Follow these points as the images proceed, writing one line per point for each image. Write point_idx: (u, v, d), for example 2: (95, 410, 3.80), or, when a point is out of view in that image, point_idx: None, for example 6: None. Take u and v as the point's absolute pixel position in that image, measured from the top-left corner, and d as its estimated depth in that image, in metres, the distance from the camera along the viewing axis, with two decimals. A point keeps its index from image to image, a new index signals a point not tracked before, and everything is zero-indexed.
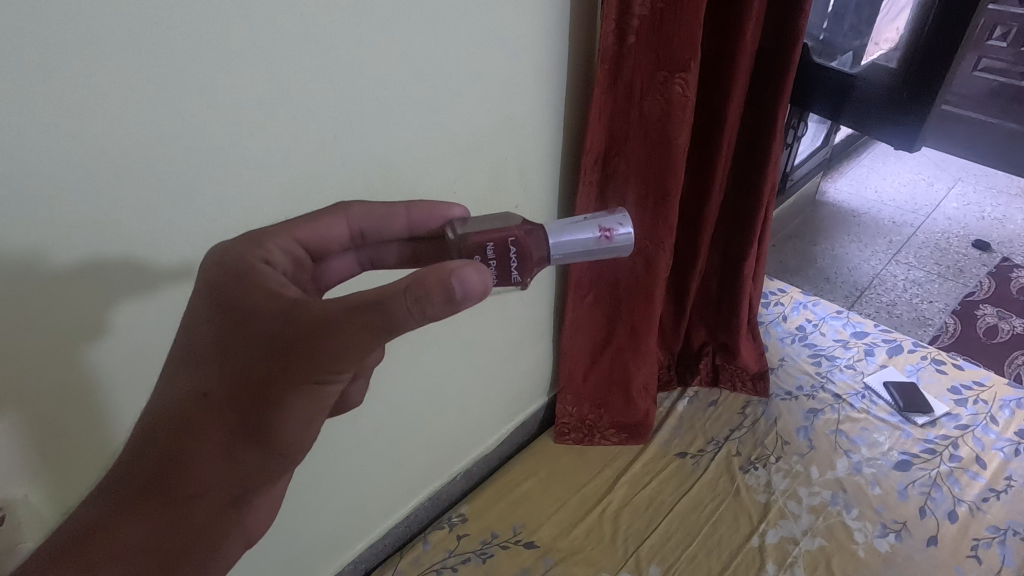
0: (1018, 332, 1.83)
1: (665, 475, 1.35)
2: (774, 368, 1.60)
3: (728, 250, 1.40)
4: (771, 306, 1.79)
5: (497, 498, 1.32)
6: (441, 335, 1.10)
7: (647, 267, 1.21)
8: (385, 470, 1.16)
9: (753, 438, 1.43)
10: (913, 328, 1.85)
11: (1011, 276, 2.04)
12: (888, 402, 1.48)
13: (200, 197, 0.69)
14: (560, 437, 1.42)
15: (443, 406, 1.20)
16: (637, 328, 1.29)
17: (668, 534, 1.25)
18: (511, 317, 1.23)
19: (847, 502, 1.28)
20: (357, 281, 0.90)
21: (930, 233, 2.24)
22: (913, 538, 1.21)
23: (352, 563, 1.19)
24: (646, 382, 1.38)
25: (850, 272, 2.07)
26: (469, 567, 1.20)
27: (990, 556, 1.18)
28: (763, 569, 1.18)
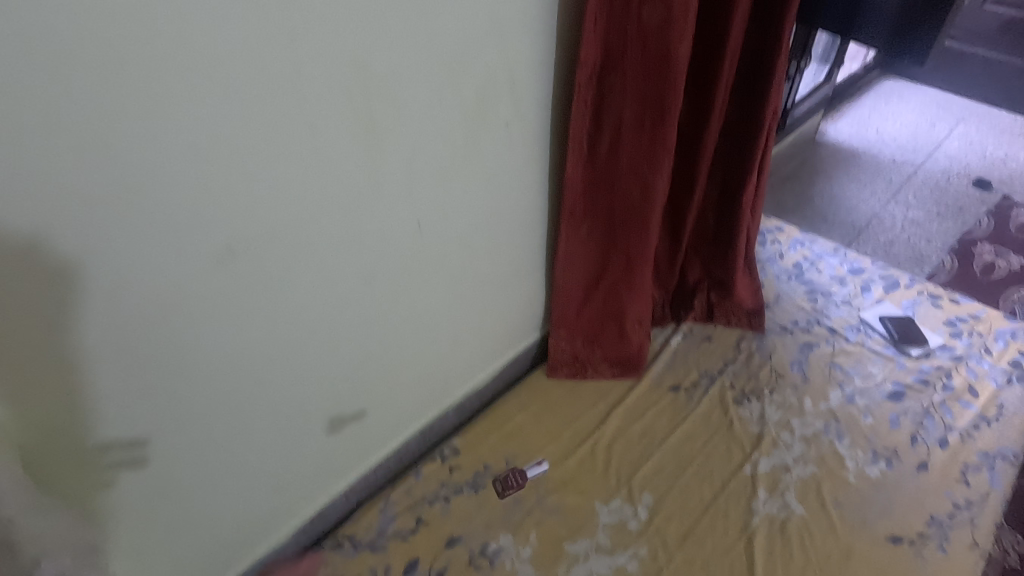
0: (1015, 269, 1.82)
1: (659, 408, 1.35)
2: (770, 305, 1.58)
3: (727, 180, 1.35)
4: (768, 244, 1.76)
5: (490, 431, 1.30)
6: (433, 262, 1.05)
7: (643, 193, 1.17)
8: (377, 403, 1.13)
9: (747, 372, 1.42)
10: (910, 266, 1.83)
11: (1010, 215, 2.02)
12: (883, 336, 1.48)
13: (158, 91, 0.63)
14: (553, 373, 1.40)
15: (435, 339, 1.16)
16: (632, 259, 1.26)
17: (661, 463, 1.24)
18: (504, 246, 1.18)
19: (839, 432, 1.28)
20: (340, 197, 0.85)
21: (930, 173, 2.20)
22: (904, 465, 1.22)
23: (344, 495, 1.18)
24: (641, 316, 1.36)
25: (848, 211, 2.03)
26: (462, 497, 1.19)
27: (978, 480, 1.19)
28: (754, 495, 1.19)
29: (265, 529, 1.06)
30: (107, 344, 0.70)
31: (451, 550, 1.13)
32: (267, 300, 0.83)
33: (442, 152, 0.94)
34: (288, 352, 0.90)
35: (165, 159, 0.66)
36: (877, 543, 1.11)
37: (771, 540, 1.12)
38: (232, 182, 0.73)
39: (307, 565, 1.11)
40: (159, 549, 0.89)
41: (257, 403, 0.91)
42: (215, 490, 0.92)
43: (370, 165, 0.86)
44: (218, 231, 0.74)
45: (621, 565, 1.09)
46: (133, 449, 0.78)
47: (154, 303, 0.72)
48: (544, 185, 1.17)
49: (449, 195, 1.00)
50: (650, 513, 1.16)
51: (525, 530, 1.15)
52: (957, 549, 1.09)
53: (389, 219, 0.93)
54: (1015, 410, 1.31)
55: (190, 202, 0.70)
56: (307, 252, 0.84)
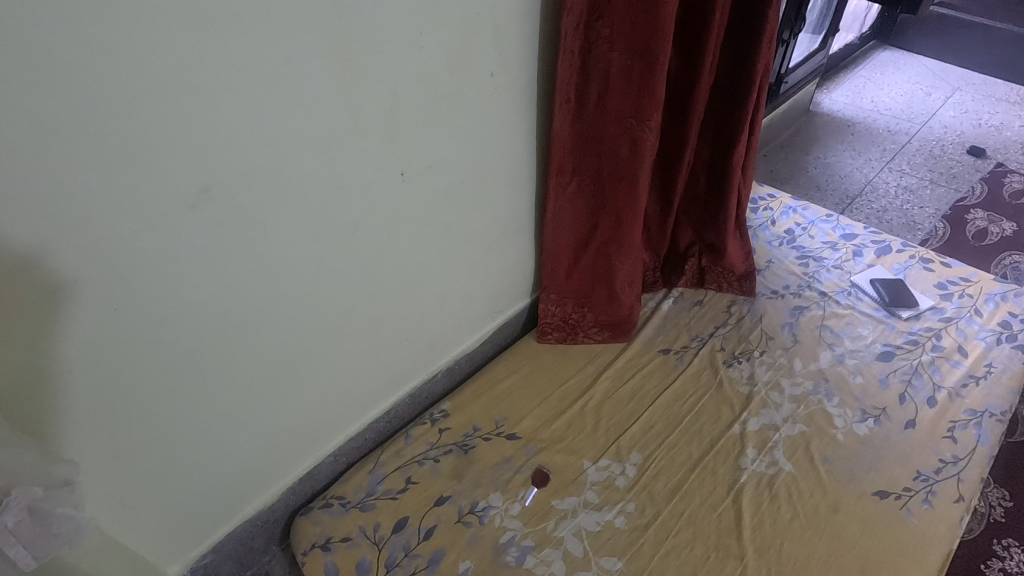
0: (1007, 234, 1.81)
1: (649, 370, 1.34)
2: (761, 270, 1.57)
3: (718, 140, 1.34)
4: (760, 211, 1.76)
5: (480, 393, 1.30)
6: (418, 216, 1.04)
7: (632, 149, 1.15)
8: (364, 362, 1.12)
9: (737, 335, 1.42)
10: (903, 232, 1.82)
11: (1004, 182, 2.02)
12: (873, 298, 1.48)
13: (126, 20, 0.60)
14: (543, 337, 1.39)
15: (422, 297, 1.15)
16: (622, 219, 1.25)
17: (650, 423, 1.24)
18: (491, 203, 1.17)
19: (828, 391, 1.29)
20: (321, 143, 0.83)
21: (924, 142, 2.20)
22: (891, 422, 1.22)
23: (332, 456, 1.17)
24: (631, 278, 1.35)
25: (841, 180, 2.03)
26: (451, 457, 1.19)
27: (966, 436, 1.19)
28: (743, 452, 1.19)
29: (252, 487, 1.06)
30: (85, 286, 0.69)
31: (441, 508, 1.12)
32: (247, 247, 0.82)
33: (424, 99, 0.93)
34: (270, 302, 0.90)
35: (137, 93, 0.64)
36: (864, 497, 1.11)
37: (758, 495, 1.12)
38: (208, 122, 0.71)
39: (296, 524, 1.11)
40: (144, 501, 0.89)
41: (241, 354, 0.90)
42: (199, 442, 0.92)
43: (351, 111, 0.84)
44: (195, 172, 0.72)
45: (609, 520, 1.10)
46: (115, 396, 0.78)
47: (131, 246, 0.71)
48: (529, 141, 1.17)
49: (433, 146, 0.99)
50: (638, 471, 1.17)
51: (514, 488, 1.14)
52: (943, 502, 1.09)
53: (371, 169, 0.91)
54: (1004, 368, 1.31)
55: (164, 141, 0.68)
56: (287, 197, 0.83)
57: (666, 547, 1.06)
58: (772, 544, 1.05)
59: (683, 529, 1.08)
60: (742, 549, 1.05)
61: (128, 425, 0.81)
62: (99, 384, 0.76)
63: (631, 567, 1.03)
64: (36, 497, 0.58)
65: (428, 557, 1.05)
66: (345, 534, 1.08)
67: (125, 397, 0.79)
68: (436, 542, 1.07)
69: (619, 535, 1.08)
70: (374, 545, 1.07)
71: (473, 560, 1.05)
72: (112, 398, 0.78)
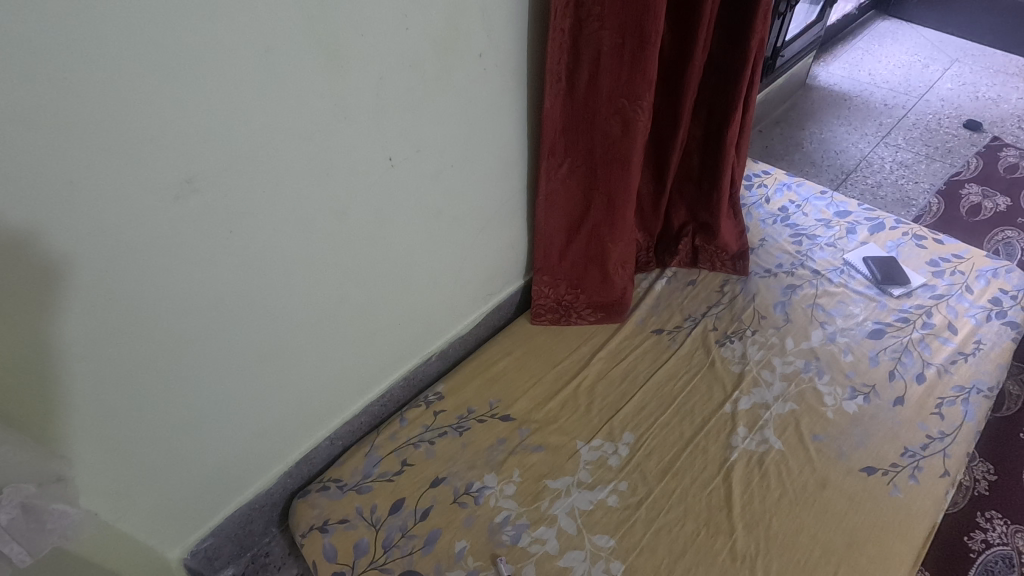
0: (1001, 209, 1.81)
1: (642, 350, 1.35)
2: (755, 248, 1.57)
3: (712, 119, 1.32)
4: (754, 188, 1.75)
5: (474, 376, 1.31)
6: (408, 201, 1.03)
7: (624, 130, 1.14)
8: (358, 347, 1.12)
9: (730, 314, 1.42)
10: (897, 208, 1.82)
11: (999, 155, 2.00)
12: (866, 277, 1.48)
13: (104, 11, 0.59)
14: (536, 318, 1.40)
15: (414, 282, 1.15)
16: (614, 200, 1.24)
17: (642, 403, 1.26)
18: (481, 186, 1.16)
19: (819, 369, 1.30)
20: (307, 130, 0.82)
21: (921, 116, 2.18)
22: (880, 399, 1.24)
23: (328, 440, 1.19)
24: (624, 259, 1.35)
25: (837, 156, 2.01)
26: (446, 439, 1.20)
27: (953, 412, 1.21)
28: (733, 431, 1.20)
29: (249, 472, 1.07)
30: (70, 281, 0.68)
31: (436, 489, 1.13)
32: (235, 237, 0.81)
33: (411, 82, 0.91)
34: (260, 291, 0.89)
35: (118, 87, 0.63)
36: (852, 473, 1.13)
37: (748, 472, 1.14)
38: (188, 111, 0.69)
39: (294, 507, 1.13)
40: (142, 490, 0.90)
41: (233, 343, 0.90)
42: (194, 430, 0.93)
43: (336, 95, 0.82)
44: (177, 163, 0.71)
45: (601, 499, 1.11)
46: (107, 388, 0.78)
47: (115, 239, 0.70)
48: (520, 122, 1.15)
49: (421, 130, 0.97)
50: (631, 450, 1.18)
51: (508, 468, 1.16)
52: (929, 477, 1.11)
53: (360, 156, 0.90)
54: (993, 345, 1.32)
55: (144, 131, 0.67)
56: (273, 185, 0.82)
57: (658, 524, 1.08)
58: (761, 520, 1.08)
59: (674, 506, 1.10)
60: (732, 525, 1.07)
61: (123, 416, 0.82)
62: (91, 376, 0.76)
63: (623, 544, 1.06)
64: (30, 494, 0.60)
65: (424, 537, 1.07)
66: (342, 516, 1.10)
67: (117, 389, 0.79)
68: (432, 522, 1.09)
69: (611, 513, 1.10)
70: (371, 526, 1.09)
71: (469, 540, 1.07)
72: (104, 391, 0.78)
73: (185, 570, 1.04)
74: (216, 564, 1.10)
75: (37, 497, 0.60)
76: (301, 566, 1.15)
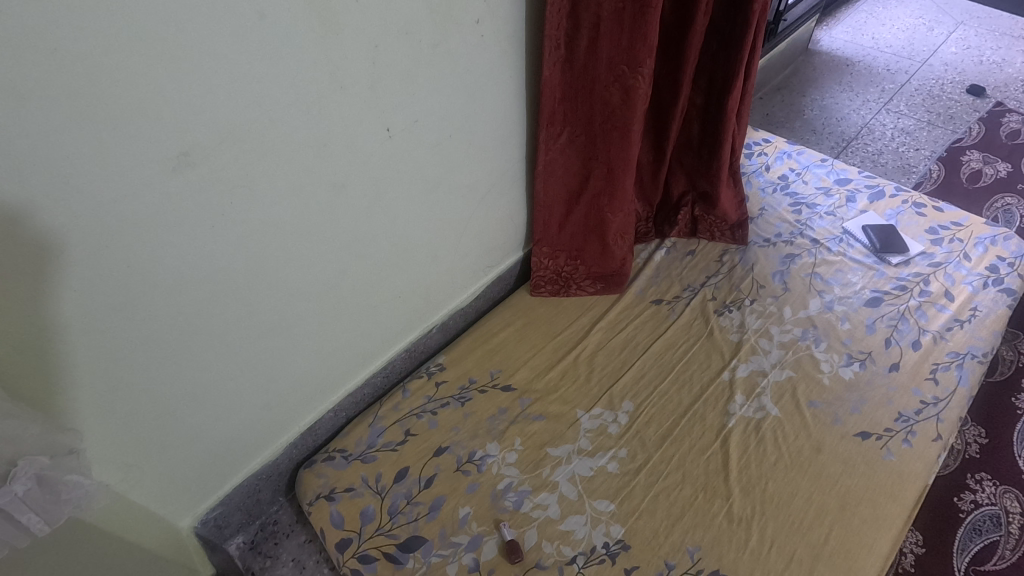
0: (1002, 176, 1.80)
1: (641, 320, 1.36)
2: (754, 218, 1.57)
3: (713, 86, 1.30)
4: (755, 156, 1.74)
5: (475, 347, 1.32)
6: (406, 173, 1.02)
7: (625, 97, 1.12)
8: (359, 320, 1.13)
9: (728, 284, 1.43)
10: (897, 176, 1.81)
11: (1001, 121, 1.98)
12: (865, 245, 1.48)
13: None
14: (536, 290, 1.40)
15: (413, 255, 1.15)
16: (614, 170, 1.23)
17: (641, 372, 1.27)
18: (480, 157, 1.14)
19: (817, 337, 1.31)
20: (302, 100, 0.80)
21: (924, 81, 2.15)
22: (876, 366, 1.26)
23: (332, 411, 1.20)
24: (624, 230, 1.34)
25: (838, 123, 1.99)
26: (448, 410, 1.22)
27: (947, 378, 1.22)
28: (732, 399, 1.22)
29: (255, 443, 1.09)
30: (69, 256, 0.68)
31: (440, 458, 1.15)
32: (232, 210, 0.81)
33: (407, 50, 0.89)
34: (261, 265, 0.89)
35: (114, 60, 0.62)
36: (846, 438, 1.15)
37: (746, 438, 1.16)
38: (180, 81, 0.68)
39: (301, 477, 1.15)
40: (150, 461, 0.92)
41: (235, 317, 0.91)
42: (200, 403, 0.94)
43: (330, 65, 0.81)
44: (172, 135, 0.70)
45: (601, 466, 1.14)
46: (112, 362, 0.79)
47: (114, 213, 0.69)
48: (519, 91, 1.13)
49: (417, 99, 0.95)
50: (630, 418, 1.20)
51: (510, 437, 1.18)
52: (922, 441, 1.14)
53: (356, 128, 0.89)
54: (988, 311, 1.33)
55: (137, 102, 0.65)
56: (270, 157, 0.81)
57: (656, 489, 1.11)
58: (757, 484, 1.10)
59: (672, 472, 1.13)
60: (729, 489, 1.10)
61: (129, 388, 0.82)
62: (95, 351, 0.76)
63: (623, 508, 1.08)
64: (43, 466, 0.62)
65: (429, 504, 1.10)
66: (348, 485, 1.12)
67: (122, 362, 0.80)
68: (436, 490, 1.11)
69: (611, 479, 1.12)
70: (377, 494, 1.11)
71: (472, 506, 1.09)
72: (109, 364, 0.78)
73: (196, 539, 1.07)
74: (226, 532, 1.13)
75: (50, 469, 0.63)
76: (309, 533, 1.18)
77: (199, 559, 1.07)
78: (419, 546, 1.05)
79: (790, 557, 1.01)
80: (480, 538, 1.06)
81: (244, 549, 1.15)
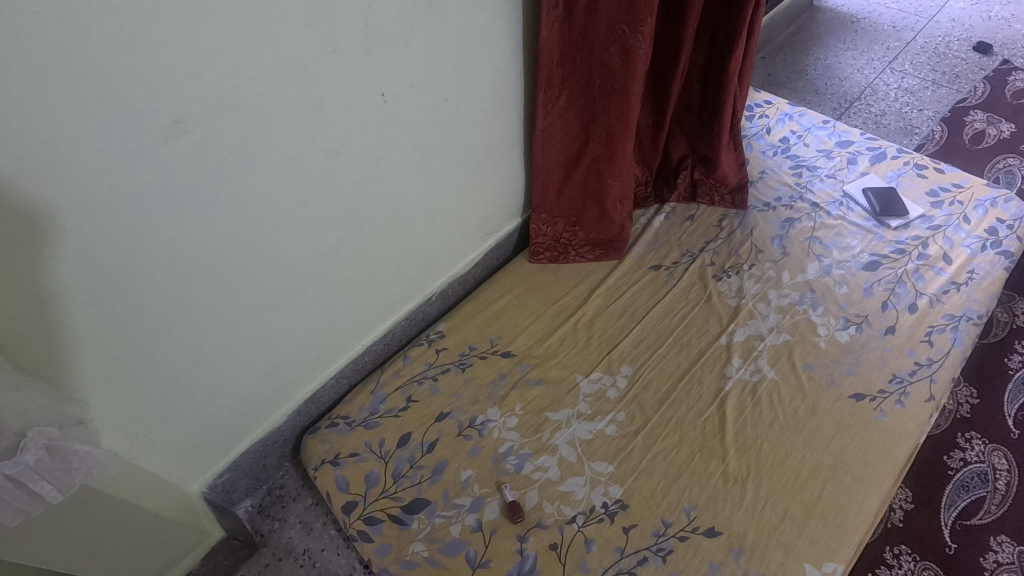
0: (1005, 136, 1.78)
1: (639, 286, 1.37)
2: (754, 182, 1.56)
3: (715, 45, 1.27)
4: (756, 119, 1.71)
5: (475, 315, 1.33)
6: (402, 139, 1.00)
7: (625, 58, 1.09)
8: (358, 289, 1.13)
9: (727, 249, 1.43)
10: (899, 137, 1.79)
11: (1008, 79, 1.94)
12: (865, 209, 1.48)
13: None
14: (535, 257, 1.40)
15: (412, 223, 1.14)
16: (613, 134, 1.21)
17: (640, 337, 1.29)
18: (477, 122, 1.12)
19: (814, 301, 1.32)
20: (295, 64, 0.78)
21: (930, 38, 2.10)
22: (872, 329, 1.27)
23: (334, 378, 1.22)
24: (623, 195, 1.33)
25: (841, 83, 1.96)
26: (449, 376, 1.24)
27: (942, 340, 1.24)
28: (729, 362, 1.24)
29: (260, 411, 1.11)
30: (65, 228, 0.67)
31: (442, 423, 1.17)
32: (228, 179, 0.80)
33: (401, 10, 0.86)
34: (258, 234, 0.89)
35: (102, 24, 0.60)
36: (841, 400, 1.18)
37: (742, 402, 1.18)
38: (170, 45, 0.66)
39: (305, 442, 1.17)
40: (156, 430, 0.93)
41: (235, 286, 0.91)
42: (203, 372, 0.95)
43: (324, 27, 0.78)
44: (163, 102, 0.68)
45: (600, 429, 1.16)
46: (113, 332, 0.79)
47: (110, 185, 0.69)
48: (517, 52, 1.10)
49: (413, 62, 0.93)
50: (628, 383, 1.22)
51: (510, 402, 1.20)
52: (915, 402, 1.16)
53: (351, 94, 0.87)
54: (985, 274, 1.34)
55: (127, 68, 0.64)
56: (265, 124, 0.79)
57: (654, 451, 1.13)
58: (753, 445, 1.13)
59: (670, 434, 1.15)
60: (725, 450, 1.12)
61: (130, 358, 0.83)
62: (97, 321, 0.76)
63: (621, 470, 1.11)
64: (52, 437, 0.64)
65: (431, 467, 1.12)
66: (352, 450, 1.14)
67: (122, 332, 0.80)
68: (439, 454, 1.14)
69: (610, 442, 1.14)
70: (380, 458, 1.13)
71: (474, 469, 1.12)
72: (110, 334, 0.79)
73: (205, 503, 1.09)
74: (234, 496, 1.16)
75: (59, 439, 0.65)
76: (316, 496, 1.22)
77: (210, 522, 1.10)
78: (422, 508, 1.08)
79: (783, 514, 1.04)
80: (481, 500, 1.09)
81: (252, 512, 1.19)
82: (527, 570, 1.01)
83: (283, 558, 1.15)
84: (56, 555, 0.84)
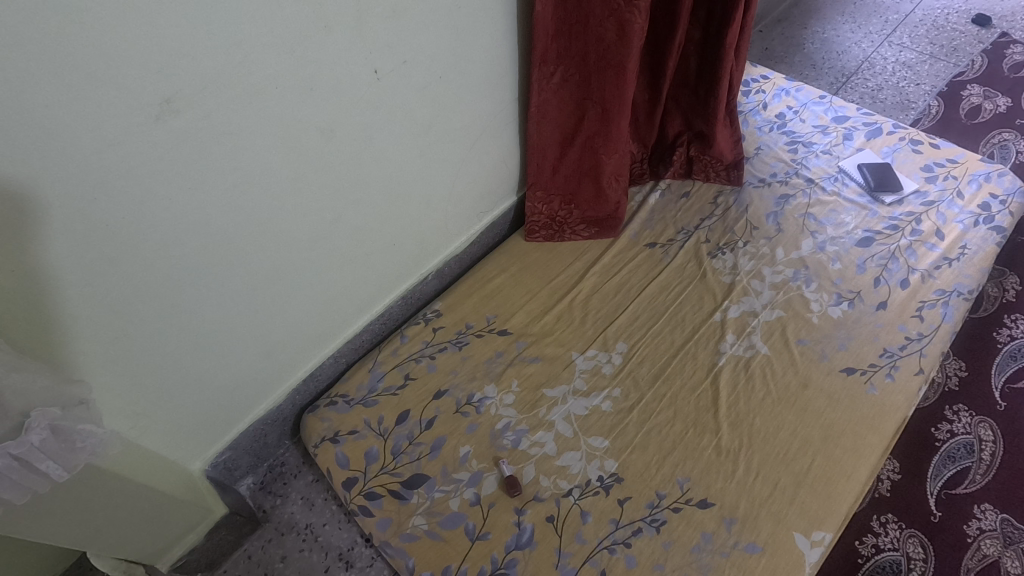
0: (1001, 111, 1.77)
1: (635, 264, 1.37)
2: (750, 158, 1.56)
3: (712, 19, 1.25)
4: (752, 94, 1.70)
5: (471, 293, 1.33)
6: (395, 117, 0.99)
7: (620, 34, 1.08)
8: (354, 268, 1.13)
9: (723, 226, 1.43)
10: (896, 112, 1.78)
11: (1006, 53, 1.93)
12: (859, 184, 1.48)
13: None
14: (530, 235, 1.40)
15: (407, 203, 1.14)
16: (608, 111, 1.20)
17: (636, 314, 1.30)
18: (472, 99, 1.11)
19: (807, 277, 1.33)
20: (285, 43, 0.77)
21: (928, 11, 2.08)
22: (865, 304, 1.28)
23: (333, 358, 1.23)
24: (618, 172, 1.33)
25: (839, 57, 1.94)
26: (446, 354, 1.25)
27: (932, 315, 1.25)
28: (722, 338, 1.25)
29: (259, 389, 1.12)
30: (63, 210, 0.67)
31: (440, 401, 1.19)
32: (224, 160, 0.80)
33: None
34: (253, 217, 0.89)
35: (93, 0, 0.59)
36: (832, 374, 1.19)
37: (735, 376, 1.20)
38: (158, 22, 0.64)
39: (305, 421, 1.19)
40: (156, 409, 0.94)
41: (231, 269, 0.91)
42: (203, 353, 0.96)
43: (312, 3, 0.77)
44: (155, 81, 0.67)
45: (596, 405, 1.18)
46: (109, 314, 0.79)
47: (106, 168, 0.69)
48: (511, 26, 1.08)
49: (406, 38, 0.92)
50: (623, 359, 1.24)
51: (507, 379, 1.21)
52: (904, 375, 1.18)
53: (345, 71, 0.86)
54: (977, 249, 1.35)
55: (118, 47, 0.63)
56: (258, 104, 0.79)
57: (649, 425, 1.15)
58: (745, 419, 1.15)
59: (665, 409, 1.17)
60: (718, 424, 1.14)
61: (130, 340, 0.84)
62: (96, 303, 0.77)
63: (616, 444, 1.13)
64: (55, 417, 0.65)
65: (430, 443, 1.14)
66: (351, 428, 1.16)
67: (123, 314, 0.81)
68: (438, 431, 1.15)
69: (605, 417, 1.16)
70: (380, 436, 1.15)
71: (472, 446, 1.14)
72: (111, 317, 0.80)
73: (209, 480, 1.11)
74: (236, 474, 1.18)
75: (62, 419, 0.66)
76: (316, 473, 1.24)
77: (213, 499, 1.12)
78: (422, 483, 1.10)
79: (774, 485, 1.07)
80: (480, 474, 1.11)
81: (253, 489, 1.21)
82: (525, 541, 1.04)
83: (285, 533, 1.17)
84: (66, 533, 0.85)
